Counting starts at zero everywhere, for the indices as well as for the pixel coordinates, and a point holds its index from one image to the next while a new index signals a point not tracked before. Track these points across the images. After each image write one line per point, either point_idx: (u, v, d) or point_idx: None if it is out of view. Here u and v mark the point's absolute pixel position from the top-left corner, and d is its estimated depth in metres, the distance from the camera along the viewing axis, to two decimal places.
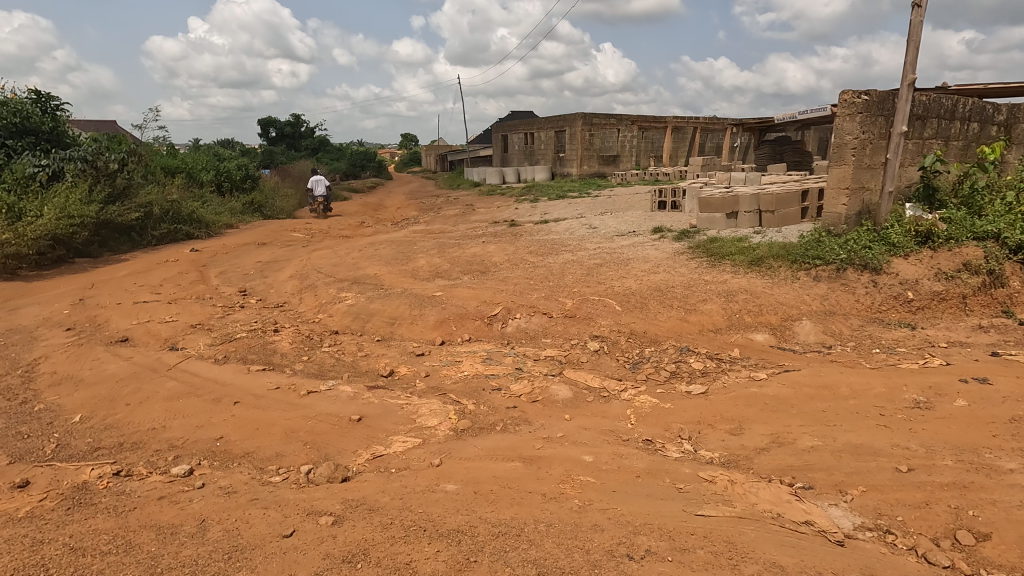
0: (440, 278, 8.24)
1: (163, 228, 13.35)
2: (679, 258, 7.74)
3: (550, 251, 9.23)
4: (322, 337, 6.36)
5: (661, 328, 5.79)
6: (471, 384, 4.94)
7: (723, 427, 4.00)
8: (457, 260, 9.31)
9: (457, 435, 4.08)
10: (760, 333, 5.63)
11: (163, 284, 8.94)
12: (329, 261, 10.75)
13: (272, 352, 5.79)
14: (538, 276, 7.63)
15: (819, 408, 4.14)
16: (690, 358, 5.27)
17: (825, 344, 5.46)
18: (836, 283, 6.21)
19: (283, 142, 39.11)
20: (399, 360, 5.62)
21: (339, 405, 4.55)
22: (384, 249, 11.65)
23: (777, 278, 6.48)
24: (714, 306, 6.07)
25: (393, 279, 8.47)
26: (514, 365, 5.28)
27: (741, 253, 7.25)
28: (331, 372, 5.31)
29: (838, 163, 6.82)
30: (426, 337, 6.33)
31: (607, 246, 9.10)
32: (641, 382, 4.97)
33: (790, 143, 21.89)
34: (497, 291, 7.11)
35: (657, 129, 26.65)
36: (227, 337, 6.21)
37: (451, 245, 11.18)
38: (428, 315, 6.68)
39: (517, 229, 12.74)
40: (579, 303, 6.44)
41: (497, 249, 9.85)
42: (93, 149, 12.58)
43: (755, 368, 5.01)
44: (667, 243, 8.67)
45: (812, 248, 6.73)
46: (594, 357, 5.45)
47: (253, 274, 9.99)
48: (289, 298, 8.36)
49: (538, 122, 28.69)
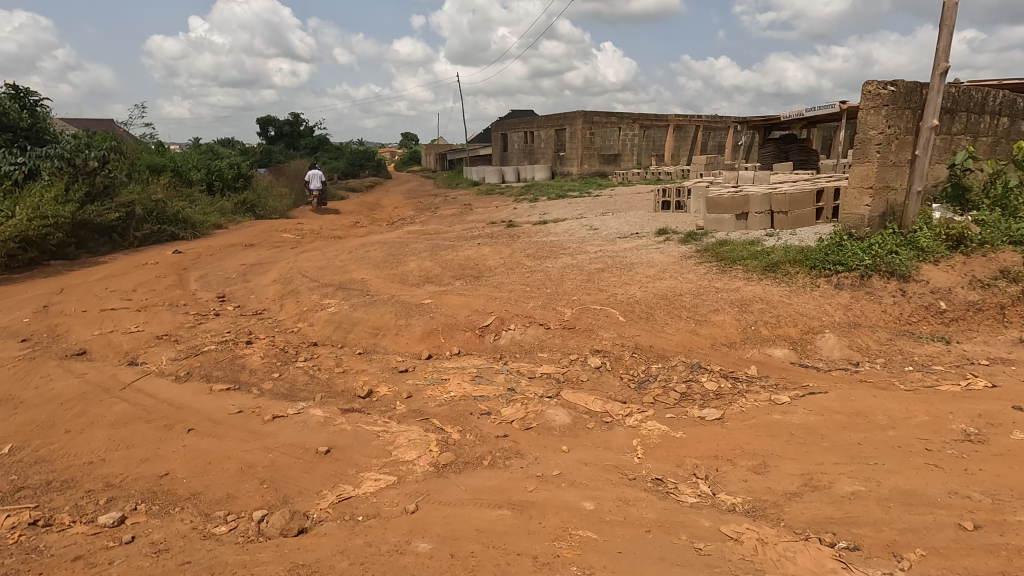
0: (431, 284, 7.71)
1: (147, 229, 12.82)
2: (686, 263, 7.21)
3: (549, 254, 8.69)
4: (298, 350, 5.82)
5: (669, 341, 5.26)
6: (458, 407, 4.41)
7: (744, 463, 3.46)
8: (449, 263, 8.78)
9: (438, 472, 3.54)
10: (779, 348, 5.10)
11: (137, 288, 8.41)
12: (316, 264, 10.22)
13: (241, 367, 5.25)
14: (535, 282, 7.10)
15: (853, 441, 3.60)
16: (702, 377, 4.73)
17: (852, 361, 4.92)
18: (860, 292, 5.67)
19: (281, 141, 38.66)
20: (380, 377, 5.10)
21: (306, 433, 4.01)
22: (375, 252, 11.11)
23: (796, 286, 5.95)
24: (727, 317, 5.53)
25: (380, 284, 7.94)
26: (507, 385, 4.75)
27: (754, 258, 6.71)
28: (302, 392, 4.77)
29: (861, 159, 6.28)
30: (411, 351, 5.80)
31: (610, 248, 8.55)
32: (647, 406, 4.44)
33: (795, 142, 21.36)
34: (490, 299, 6.58)
35: (659, 127, 26.14)
36: (193, 350, 5.68)
37: (445, 247, 10.64)
38: (414, 325, 6.15)
39: (515, 230, 12.21)
40: (579, 313, 5.90)
41: (492, 252, 9.32)
42: (72, 146, 12.04)
43: (776, 390, 4.47)
44: (673, 246, 8.14)
45: (833, 252, 6.19)
46: (596, 375, 4.91)
47: (235, 278, 9.46)
48: (269, 305, 7.82)
49: (537, 120, 28.16)
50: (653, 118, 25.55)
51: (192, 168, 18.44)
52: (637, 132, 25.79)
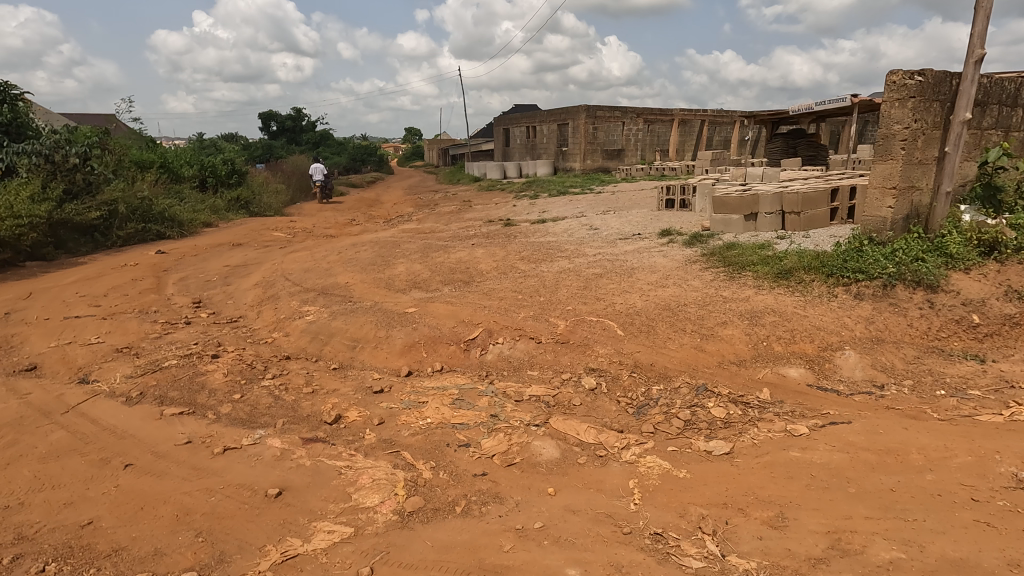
0: (418, 290, 7.23)
1: (130, 228, 12.37)
2: (691, 268, 6.71)
3: (545, 257, 8.18)
4: (267, 365, 5.34)
5: (672, 359, 4.76)
6: (433, 438, 3.92)
7: (758, 515, 2.97)
8: (439, 267, 8.28)
9: (402, 522, 3.06)
10: (795, 368, 4.59)
11: (109, 293, 7.95)
12: (302, 266, 9.74)
13: (200, 386, 4.77)
14: (528, 288, 6.59)
15: (885, 486, 3.10)
16: (708, 402, 4.23)
17: (876, 384, 4.40)
18: (883, 303, 5.15)
19: (282, 136, 38.19)
20: (351, 398, 4.61)
21: (258, 471, 3.53)
22: (365, 253, 10.62)
23: (811, 296, 5.43)
24: (736, 332, 5.02)
25: (365, 290, 7.47)
26: (490, 410, 4.26)
27: (765, 264, 6.19)
28: (262, 418, 4.29)
29: (884, 157, 5.75)
30: (390, 368, 5.31)
31: (610, 251, 8.04)
32: (647, 436, 3.94)
33: (804, 137, 20.72)
34: (478, 309, 6.09)
35: (663, 122, 25.53)
36: (152, 366, 5.20)
37: (438, 248, 10.13)
38: (394, 338, 5.67)
39: (512, 230, 11.70)
40: (574, 325, 5.40)
41: (485, 255, 8.81)
42: (51, 141, 11.60)
43: (793, 418, 3.96)
44: (677, 249, 7.62)
45: (852, 259, 5.66)
46: (590, 399, 4.41)
47: (216, 281, 9.01)
48: (245, 312, 7.35)
49: (540, 115, 27.58)
50: (657, 113, 25.12)
51: (183, 165, 17.98)
52: (641, 127, 25.23)
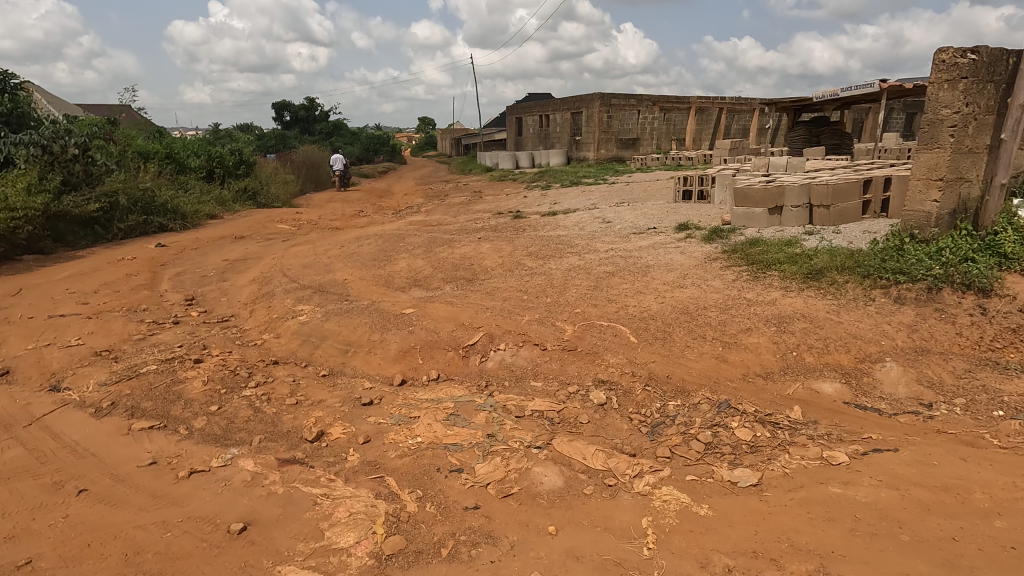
0: (418, 288, 6.83)
1: (131, 220, 12.13)
2: (710, 266, 6.22)
3: (554, 252, 7.71)
4: (252, 372, 4.98)
5: (690, 371, 4.30)
6: (422, 462, 3.51)
7: (795, 568, 2.52)
8: (442, 262, 7.88)
9: (379, 567, 2.66)
10: (829, 383, 4.09)
11: (100, 290, 7.65)
12: (302, 261, 9.39)
13: (176, 396, 4.42)
14: (535, 288, 6.15)
15: (944, 535, 2.63)
16: (732, 423, 3.77)
17: (922, 402, 3.89)
18: (928, 308, 4.63)
19: (295, 126, 37.99)
20: (336, 412, 4.22)
21: (223, 499, 3.15)
22: (368, 247, 10.25)
23: (845, 300, 4.93)
24: (762, 341, 4.54)
25: (363, 287, 7.10)
26: (487, 428, 3.83)
27: (793, 264, 5.69)
28: (238, 434, 3.91)
29: (929, 146, 5.20)
30: (382, 376, 4.91)
31: (623, 246, 7.56)
32: (663, 462, 3.49)
33: (828, 125, 19.90)
34: (480, 310, 5.66)
35: (680, 110, 24.78)
36: (129, 372, 4.85)
37: (443, 242, 9.71)
38: (388, 343, 5.27)
39: (521, 223, 11.25)
40: (582, 330, 4.95)
41: (492, 250, 8.37)
42: (50, 131, 11.34)
43: (830, 443, 3.49)
44: (696, 245, 7.12)
45: (891, 259, 5.15)
46: (598, 416, 3.97)
47: (213, 277, 8.70)
48: (238, 311, 7.02)
49: (553, 103, 26.95)
50: (673, 101, 24.46)
51: (190, 155, 17.76)
52: (657, 115, 24.56)
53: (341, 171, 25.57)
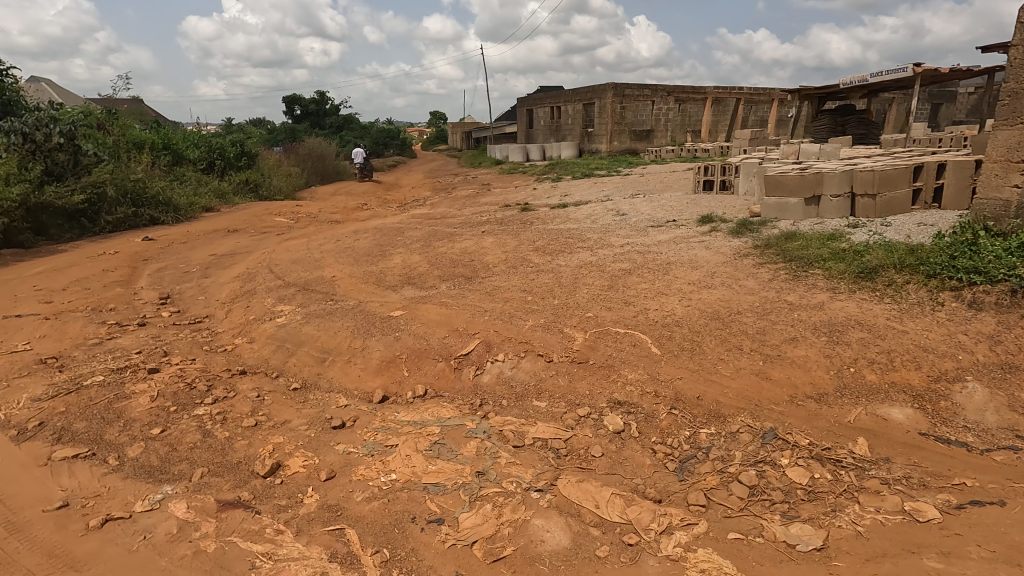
0: (411, 286, 6.14)
1: (120, 213, 11.57)
2: (741, 263, 5.47)
3: (563, 247, 6.98)
4: (212, 385, 4.31)
5: (725, 392, 3.55)
6: (393, 509, 2.81)
7: None
8: (440, 258, 7.19)
9: None
10: (900, 409, 3.33)
11: (69, 287, 7.06)
12: (291, 256, 8.74)
13: (116, 415, 3.76)
14: (541, 287, 5.42)
15: None
16: (782, 460, 3.02)
17: (1020, 435, 3.11)
18: (1013, 315, 3.84)
19: (305, 121, 37.49)
20: (300, 437, 3.52)
21: (134, 562, 2.47)
22: (364, 241, 9.57)
23: (907, 305, 4.16)
24: (811, 354, 3.77)
25: (351, 285, 6.42)
26: (477, 464, 3.13)
27: (839, 261, 4.92)
28: (176, 467, 3.23)
29: (1010, 121, 4.49)
30: (360, 392, 4.22)
31: (640, 241, 6.81)
32: (697, 511, 2.75)
33: (853, 114, 18.89)
34: (477, 314, 4.95)
35: (695, 100, 23.85)
36: (69, 385, 4.21)
37: (444, 236, 9.01)
38: (370, 352, 4.58)
39: (529, 215, 10.51)
40: (594, 339, 4.22)
41: (495, 244, 7.65)
42: (34, 119, 10.80)
43: (913, 492, 2.73)
44: (722, 239, 6.34)
45: (961, 256, 4.36)
46: (614, 448, 3.24)
47: (195, 273, 8.08)
48: (214, 311, 6.38)
49: (564, 94, 26.12)
50: (689, 91, 23.58)
51: (190, 147, 17.26)
52: (672, 106, 23.67)
53: (358, 163, 25.34)
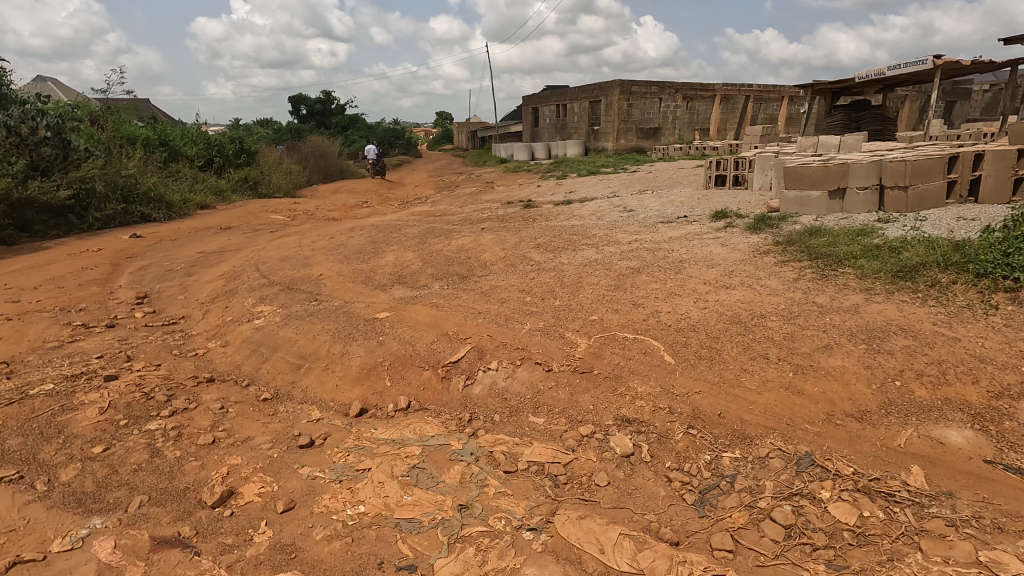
0: (401, 286, 5.69)
1: (109, 209, 11.19)
2: (761, 261, 4.98)
3: (567, 244, 6.51)
4: (173, 395, 3.87)
5: (751, 409, 3.07)
6: (357, 551, 2.34)
7: None
8: (435, 256, 6.73)
9: None
10: (958, 431, 2.83)
11: (42, 285, 6.66)
12: (281, 254, 8.32)
13: (57, 431, 3.32)
14: (540, 287, 4.95)
15: None
16: (822, 494, 2.54)
17: None
18: None
19: (310, 120, 37.18)
20: (260, 459, 3.07)
21: None
22: (358, 238, 9.15)
23: (955, 308, 3.66)
24: (848, 365, 3.28)
25: (338, 285, 5.98)
26: (461, 494, 2.66)
27: (873, 259, 4.43)
28: (111, 495, 2.78)
29: None
30: (336, 404, 3.76)
31: (649, 237, 6.33)
32: (724, 559, 2.27)
33: (869, 109, 18.26)
34: (469, 316, 4.49)
35: (704, 97, 23.30)
36: (13, 394, 3.78)
37: (442, 233, 8.56)
38: (349, 359, 4.12)
39: (532, 212, 10.05)
40: (599, 345, 3.74)
41: (494, 241, 7.19)
42: (20, 111, 10.46)
43: (990, 538, 2.23)
44: (739, 235, 5.85)
45: (1016, 252, 3.85)
46: (623, 476, 2.77)
47: (178, 271, 7.66)
48: (191, 311, 5.95)
49: (569, 91, 25.64)
50: (697, 89, 23.06)
51: (188, 143, 16.92)
52: (680, 104, 23.15)
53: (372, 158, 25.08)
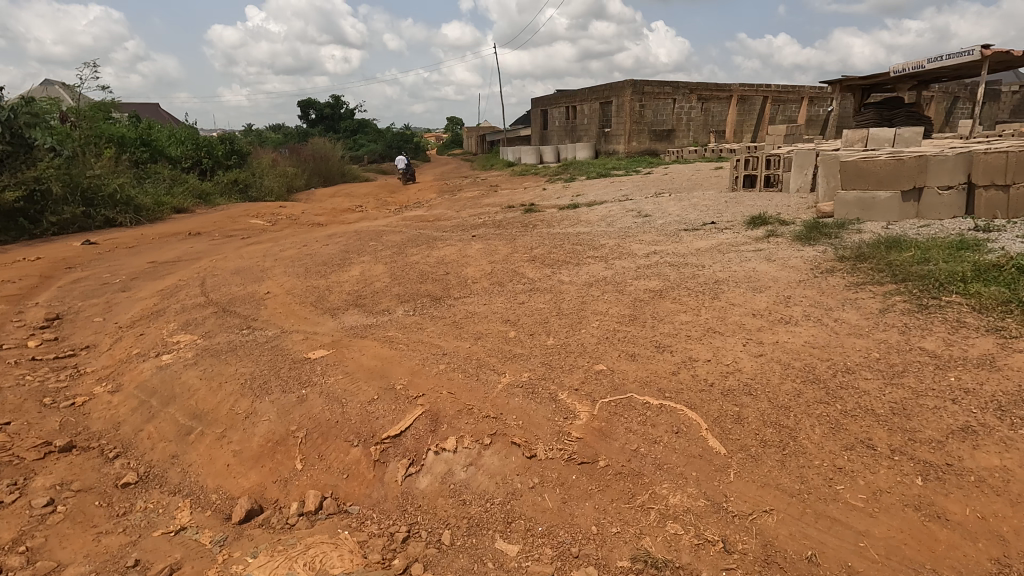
0: (356, 310, 4.48)
1: (67, 212, 10.17)
2: (825, 284, 3.72)
3: (569, 257, 5.28)
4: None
5: (864, 553, 1.81)
6: None
7: None
8: (408, 270, 5.51)
9: None
10: None
11: None
12: (239, 265, 7.18)
13: None
14: (529, 318, 3.72)
15: None
16: None
17: None
18: None
19: (322, 124, 36.53)
20: None
21: None
22: (331, 247, 7.98)
23: None
24: (1013, 468, 2.01)
25: (282, 307, 4.79)
26: None
27: (995, 289, 3.15)
28: None
29: None
30: (218, 499, 2.55)
31: (671, 248, 5.11)
32: None
33: (903, 107, 16.75)
34: (429, 361, 3.26)
35: (722, 96, 21.96)
36: None
37: (425, 241, 7.37)
38: (252, 425, 2.91)
39: (533, 218, 8.84)
40: (607, 417, 2.50)
41: (481, 252, 5.97)
42: None
43: None
44: (788, 247, 4.59)
45: None
46: None
47: (114, 286, 6.54)
48: (100, 339, 4.79)
49: (579, 92, 24.46)
50: (713, 88, 21.78)
51: (173, 143, 15.94)
52: (695, 105, 21.88)
53: (404, 167, 24.49)
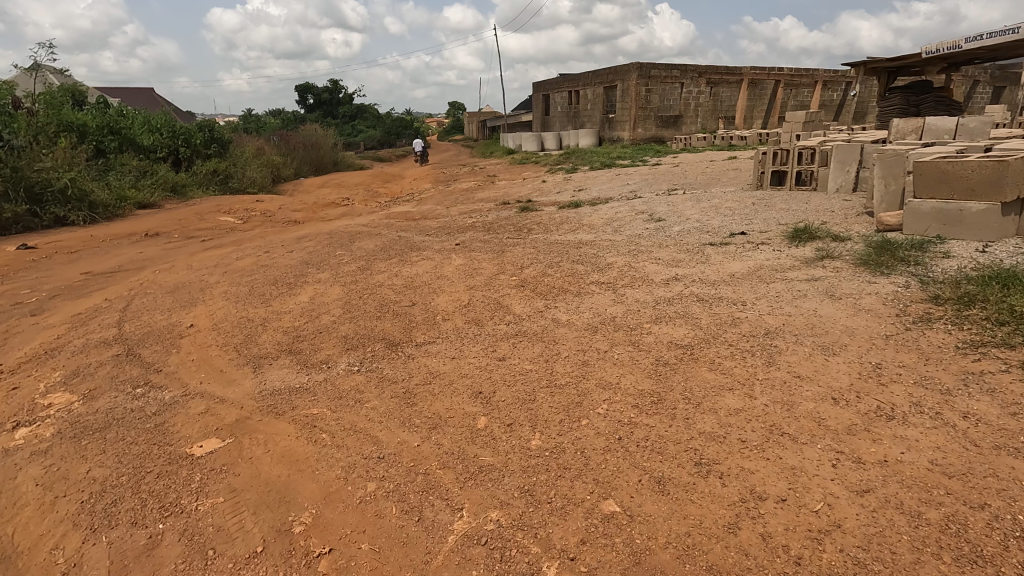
0: (285, 360, 3.42)
1: (9, 211, 9.10)
2: (923, 343, 2.65)
3: (568, 282, 4.20)
4: None
5: None
6: None
7: None
8: (364, 297, 4.44)
9: None
10: None
11: None
12: (180, 279, 6.10)
13: None
14: (506, 391, 2.65)
15: None
16: None
17: None
18: None
19: (318, 109, 35.27)
20: None
21: None
22: (293, 254, 6.91)
23: None
24: None
25: (198, 352, 3.73)
26: None
27: None
28: None
29: None
30: None
31: (697, 273, 4.03)
32: None
33: (932, 92, 15.46)
34: (354, 472, 2.19)
35: (733, 80, 20.64)
36: None
37: (399, 250, 6.28)
38: None
39: (527, 220, 7.73)
40: None
41: (460, 271, 4.89)
42: None
43: None
44: (855, 277, 3.50)
45: None
46: None
47: (26, 307, 5.48)
48: None
49: (581, 76, 23.15)
50: (723, 72, 20.48)
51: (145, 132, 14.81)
52: (704, 90, 20.58)
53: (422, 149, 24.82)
